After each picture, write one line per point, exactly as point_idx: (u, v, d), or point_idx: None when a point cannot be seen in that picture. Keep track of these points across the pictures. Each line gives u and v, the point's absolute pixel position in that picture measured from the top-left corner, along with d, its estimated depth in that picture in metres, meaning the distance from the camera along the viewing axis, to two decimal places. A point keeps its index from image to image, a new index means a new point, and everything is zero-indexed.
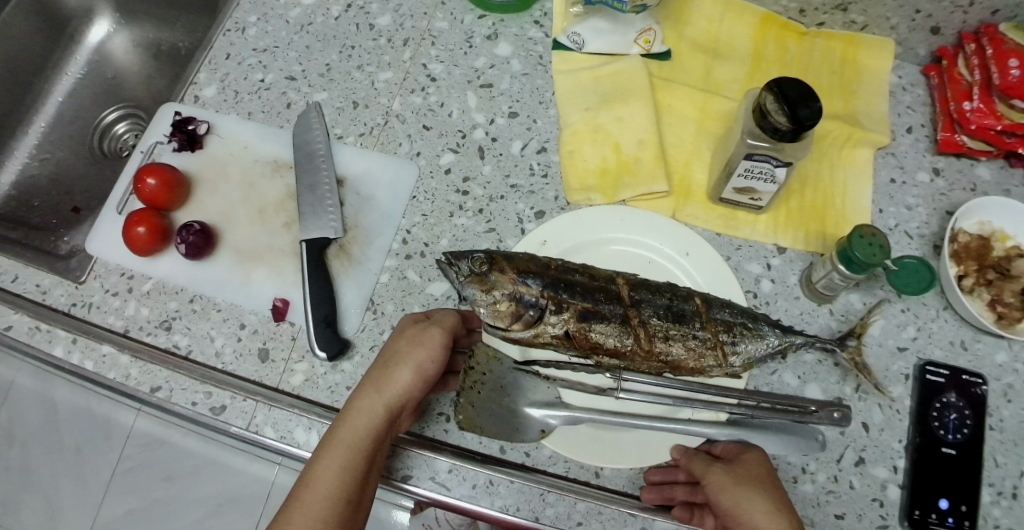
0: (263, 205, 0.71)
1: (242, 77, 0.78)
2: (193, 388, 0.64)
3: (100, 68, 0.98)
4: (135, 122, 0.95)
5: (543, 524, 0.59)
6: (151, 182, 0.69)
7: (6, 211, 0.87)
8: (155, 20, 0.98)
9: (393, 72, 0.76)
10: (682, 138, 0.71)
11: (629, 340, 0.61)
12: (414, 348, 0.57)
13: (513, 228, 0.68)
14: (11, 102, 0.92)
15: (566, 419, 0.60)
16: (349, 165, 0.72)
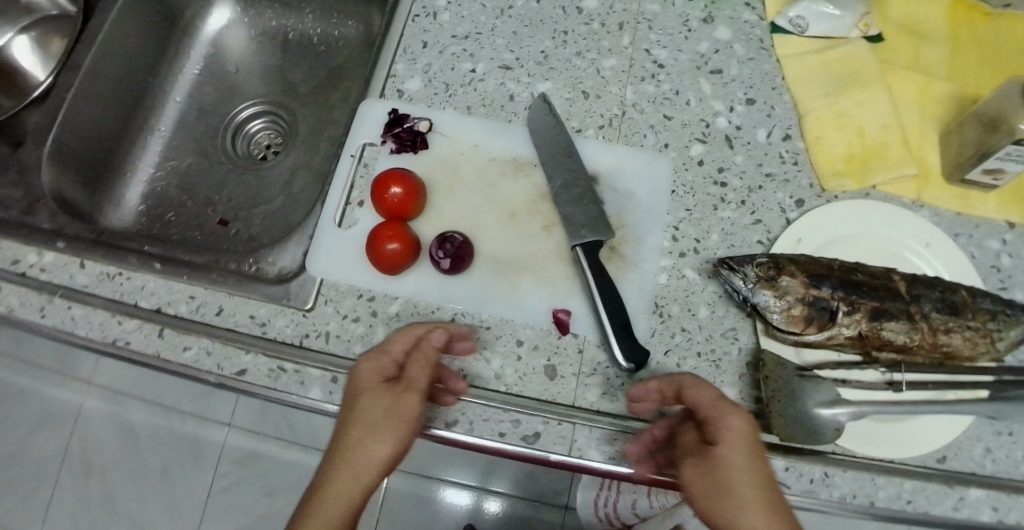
0: (512, 208, 0.67)
1: (449, 68, 0.73)
2: (496, 418, 0.61)
3: (218, 61, 0.93)
4: (268, 121, 0.90)
5: (878, 508, 0.60)
6: (394, 193, 0.64)
7: (148, 232, 0.82)
8: (277, 6, 0.92)
9: (616, 58, 0.73)
10: (909, 121, 0.72)
11: (916, 336, 0.62)
12: (405, 412, 0.53)
13: (778, 218, 0.67)
14: (133, 104, 0.87)
15: (851, 414, 0.60)
16: (596, 161, 0.68)
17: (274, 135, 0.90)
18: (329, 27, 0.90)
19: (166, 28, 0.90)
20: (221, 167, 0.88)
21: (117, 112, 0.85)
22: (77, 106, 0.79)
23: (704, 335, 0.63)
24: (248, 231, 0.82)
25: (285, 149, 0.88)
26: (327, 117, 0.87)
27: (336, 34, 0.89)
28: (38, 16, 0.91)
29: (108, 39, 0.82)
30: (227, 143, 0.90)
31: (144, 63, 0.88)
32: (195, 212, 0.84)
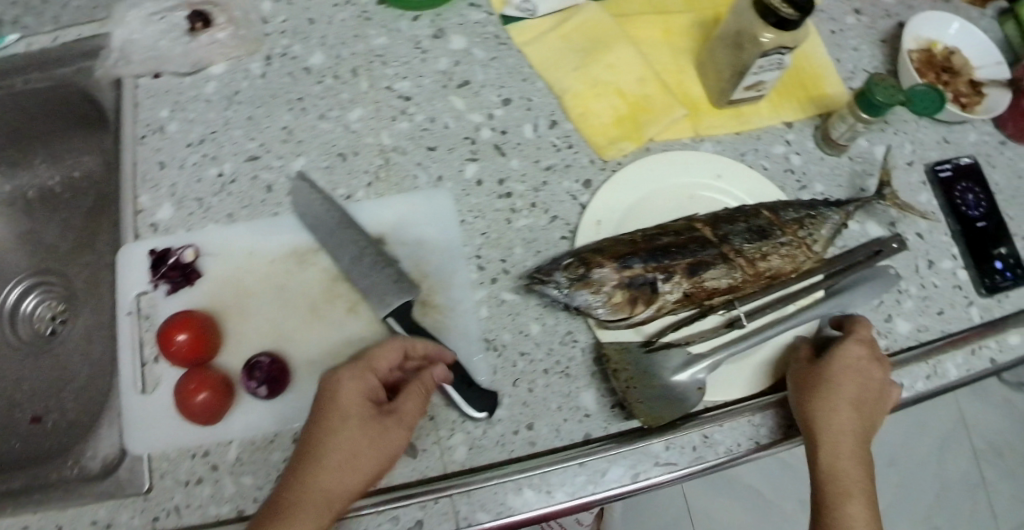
0: (310, 302, 0.62)
1: (195, 180, 0.67)
2: (376, 523, 0.57)
3: None
4: (40, 293, 0.80)
5: (764, 444, 0.60)
6: (181, 340, 0.59)
7: None
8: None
9: (361, 106, 0.69)
10: (663, 63, 0.73)
11: (737, 273, 0.63)
12: (363, 458, 0.53)
13: (572, 207, 0.66)
14: None
15: (711, 367, 0.59)
16: (377, 221, 0.64)
17: (54, 304, 0.79)
18: (71, 172, 0.81)
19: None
20: (10, 363, 0.77)
21: None
22: None
23: (544, 351, 0.62)
24: (65, 417, 0.74)
25: (74, 314, 0.78)
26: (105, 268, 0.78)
27: (83, 174, 0.81)
28: None
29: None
30: (6, 336, 0.78)
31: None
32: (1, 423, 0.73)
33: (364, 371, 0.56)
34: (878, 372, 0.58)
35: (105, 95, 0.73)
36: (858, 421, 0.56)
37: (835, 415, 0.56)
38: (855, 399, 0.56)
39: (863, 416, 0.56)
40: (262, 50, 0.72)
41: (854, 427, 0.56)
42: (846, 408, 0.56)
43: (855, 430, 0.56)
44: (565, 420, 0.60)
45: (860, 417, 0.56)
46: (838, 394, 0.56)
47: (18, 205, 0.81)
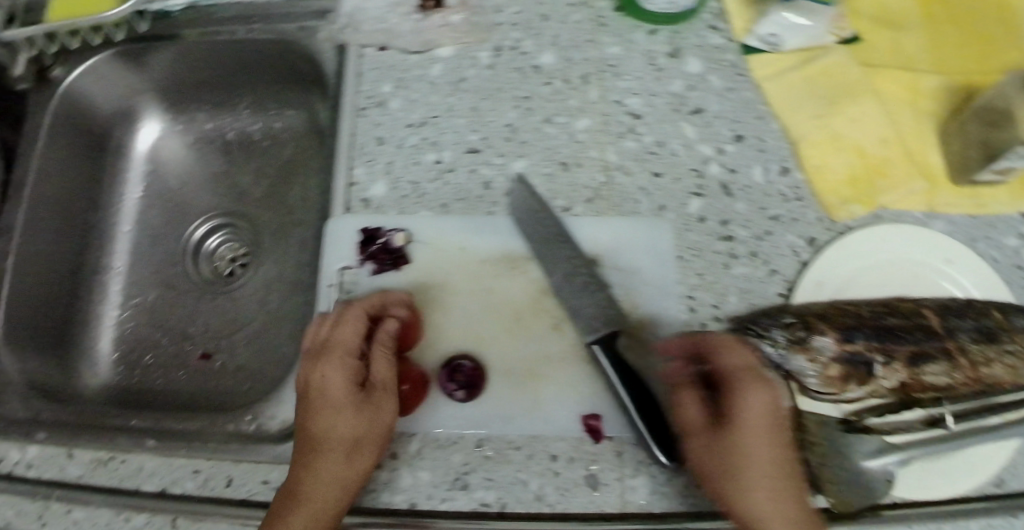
0: (515, 312, 0.61)
1: (412, 162, 0.66)
2: None
3: (159, 178, 0.83)
4: (223, 233, 0.82)
5: None
6: (388, 331, 0.58)
7: (128, 385, 0.75)
8: (209, 107, 0.83)
9: (588, 117, 0.67)
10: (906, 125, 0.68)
11: (957, 374, 0.58)
12: (412, 412, 0.59)
13: (792, 262, 0.63)
14: (79, 251, 0.78)
15: (901, 462, 0.56)
16: (593, 240, 0.63)
17: (235, 246, 0.81)
18: (275, 123, 0.82)
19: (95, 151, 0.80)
20: (188, 299, 0.80)
21: (61, 264, 0.76)
22: (21, 271, 0.71)
23: None
24: (235, 361, 0.76)
25: (253, 260, 0.80)
26: (296, 225, 0.79)
27: (283, 129, 0.82)
28: None
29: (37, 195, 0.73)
30: (184, 268, 0.81)
31: (81, 198, 0.78)
32: (173, 353, 0.77)
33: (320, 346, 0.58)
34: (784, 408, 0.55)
35: (326, 62, 0.73)
36: (775, 449, 0.54)
37: (763, 456, 0.53)
38: (772, 470, 0.53)
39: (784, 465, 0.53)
40: (491, 39, 0.70)
41: (772, 465, 0.53)
42: (765, 466, 0.53)
43: (773, 473, 0.53)
44: None
45: (781, 469, 0.53)
46: (748, 436, 0.54)
47: (218, 146, 0.83)
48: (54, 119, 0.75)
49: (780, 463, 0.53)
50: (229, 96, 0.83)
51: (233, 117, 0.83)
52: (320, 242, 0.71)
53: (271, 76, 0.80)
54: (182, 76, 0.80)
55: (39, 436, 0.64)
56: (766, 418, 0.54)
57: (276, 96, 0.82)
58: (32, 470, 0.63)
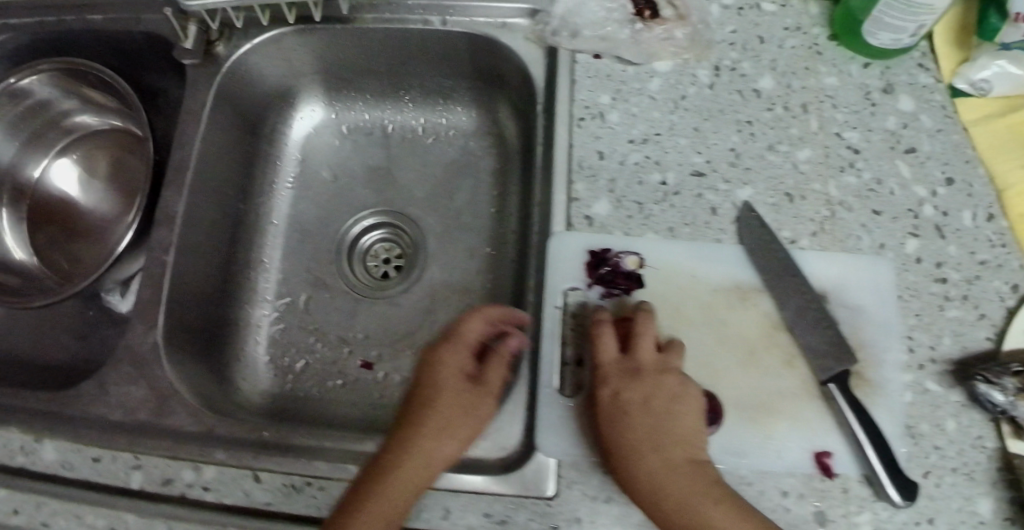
0: (749, 346, 0.61)
1: (636, 182, 0.64)
2: None
3: (313, 170, 0.79)
4: (379, 232, 0.79)
5: None
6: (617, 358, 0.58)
7: (286, 392, 0.73)
8: (370, 98, 0.80)
9: (810, 147, 0.66)
10: None
11: None
12: (662, 455, 0.52)
13: (1000, 307, 0.64)
14: (230, 242, 0.75)
15: None
16: (821, 276, 0.63)
17: (391, 247, 0.79)
18: (442, 119, 0.80)
19: (249, 139, 0.76)
20: (343, 303, 0.77)
21: (215, 256, 0.73)
22: (181, 266, 0.68)
23: (956, 450, 0.61)
24: (399, 373, 0.73)
25: (410, 265, 0.77)
26: (466, 229, 0.76)
27: (450, 125, 0.79)
28: (107, 137, 0.84)
29: (198, 179, 0.70)
30: (337, 265, 0.78)
31: (231, 188, 0.75)
32: (329, 359, 0.74)
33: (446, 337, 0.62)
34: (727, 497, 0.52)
35: (533, 69, 0.69)
36: (694, 468, 0.52)
37: (647, 467, 0.52)
38: (652, 442, 0.53)
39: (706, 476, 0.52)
40: (710, 57, 0.68)
41: (688, 470, 0.52)
42: (682, 472, 0.52)
43: (698, 475, 0.52)
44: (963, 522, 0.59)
45: (698, 482, 0.51)
46: (640, 450, 0.52)
47: (377, 136, 0.80)
48: (215, 99, 0.71)
49: (705, 476, 0.52)
50: (392, 87, 0.79)
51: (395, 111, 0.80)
52: (526, 255, 0.69)
53: (447, 69, 0.76)
54: (351, 64, 0.76)
55: (217, 456, 0.60)
56: (662, 411, 0.54)
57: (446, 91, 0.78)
58: (210, 493, 0.59)
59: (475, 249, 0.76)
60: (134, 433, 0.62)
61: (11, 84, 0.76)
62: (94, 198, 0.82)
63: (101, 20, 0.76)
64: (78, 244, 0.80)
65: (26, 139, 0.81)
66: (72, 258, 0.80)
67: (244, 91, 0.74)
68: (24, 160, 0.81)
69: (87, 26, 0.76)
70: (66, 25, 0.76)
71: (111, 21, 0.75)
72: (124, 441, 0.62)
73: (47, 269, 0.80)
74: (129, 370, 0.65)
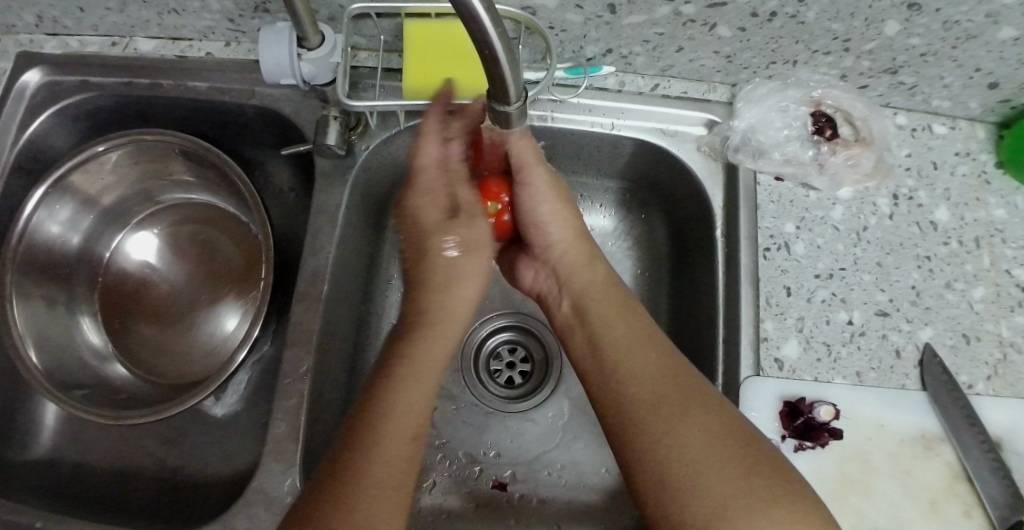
0: (932, 497, 0.60)
1: (824, 321, 0.61)
2: None
3: None
4: (505, 334, 0.74)
5: None
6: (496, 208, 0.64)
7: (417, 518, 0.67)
8: None
9: (983, 286, 0.65)
10: None
11: None
12: (623, 365, 0.52)
13: None
14: (354, 350, 0.67)
15: None
16: (998, 422, 0.63)
17: (516, 349, 0.74)
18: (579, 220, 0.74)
19: (374, 234, 0.69)
20: (472, 418, 0.70)
21: (343, 369, 0.65)
22: (315, 392, 0.60)
23: None
24: (537, 497, 0.68)
25: (540, 374, 0.73)
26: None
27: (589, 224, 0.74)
28: (198, 213, 0.72)
29: (332, 289, 0.62)
30: (459, 371, 0.72)
31: (356, 290, 0.67)
32: (464, 477, 0.68)
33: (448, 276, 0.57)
34: (638, 398, 0.50)
35: (711, 187, 0.65)
36: (656, 388, 0.50)
37: (626, 392, 0.50)
38: (619, 318, 0.56)
39: (672, 388, 0.49)
40: (889, 184, 0.66)
41: (653, 392, 0.49)
42: (643, 383, 0.50)
43: (658, 395, 0.49)
44: None
45: (665, 410, 0.48)
46: (614, 375, 0.52)
47: None
48: (351, 191, 0.62)
49: (671, 400, 0.49)
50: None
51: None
52: None
53: (595, 168, 0.71)
54: None
55: None
56: (608, 299, 0.58)
57: (586, 190, 0.73)
58: None
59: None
60: None
61: (97, 151, 0.65)
62: (198, 284, 0.70)
63: (206, 90, 0.63)
64: (169, 338, 0.68)
65: (105, 209, 0.69)
66: (170, 356, 0.68)
67: (376, 184, 0.66)
68: (100, 233, 0.70)
69: (187, 93, 0.64)
70: (162, 91, 0.64)
71: (220, 93, 0.63)
72: None
73: (134, 369, 0.68)
74: (262, 517, 0.56)
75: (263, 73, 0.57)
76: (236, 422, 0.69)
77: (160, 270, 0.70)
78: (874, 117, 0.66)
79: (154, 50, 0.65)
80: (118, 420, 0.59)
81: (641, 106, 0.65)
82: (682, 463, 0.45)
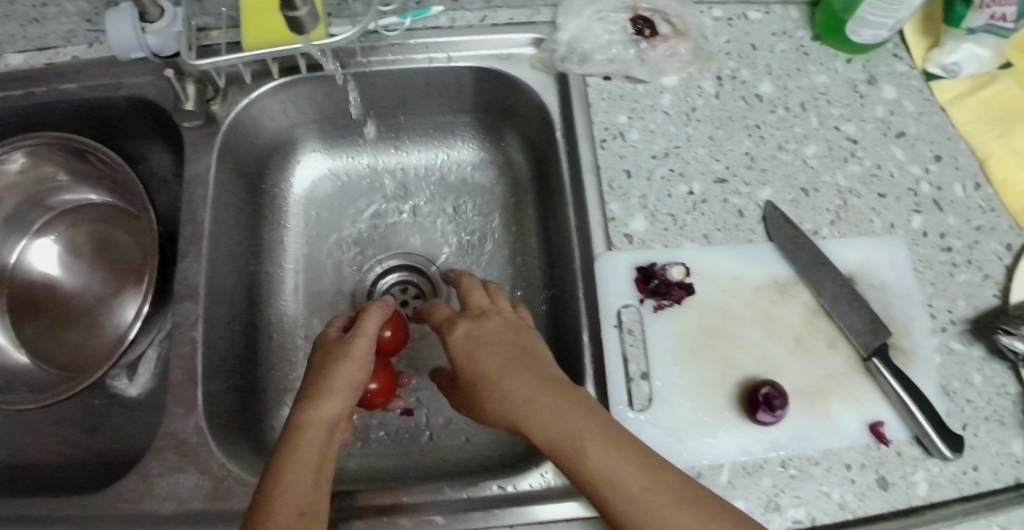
0: (795, 335, 0.64)
1: (665, 196, 0.66)
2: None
3: (316, 223, 0.77)
4: (396, 273, 0.78)
5: None
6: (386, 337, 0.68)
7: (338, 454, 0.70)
8: (382, 139, 0.79)
9: (815, 143, 0.71)
10: None
11: None
12: (571, 424, 0.49)
13: (992, 260, 0.71)
14: (249, 307, 0.71)
15: None
16: (847, 261, 0.67)
17: (408, 289, 0.78)
18: (446, 158, 0.80)
19: (253, 199, 0.73)
20: None
21: (242, 323, 0.70)
22: (209, 341, 0.64)
23: (985, 400, 0.67)
24: (444, 415, 0.73)
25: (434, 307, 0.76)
26: (491, 260, 0.77)
27: (456, 160, 0.80)
28: (85, 214, 0.77)
29: (212, 247, 0.66)
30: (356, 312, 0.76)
31: (242, 251, 0.72)
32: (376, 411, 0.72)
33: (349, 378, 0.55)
34: (611, 464, 0.47)
35: (547, 97, 0.70)
36: (618, 457, 0.48)
37: (594, 462, 0.48)
38: (533, 391, 0.52)
39: (625, 454, 0.48)
40: (712, 68, 0.72)
41: (620, 459, 0.48)
42: (615, 459, 0.48)
43: (615, 471, 0.47)
44: (1000, 462, 0.65)
45: (635, 479, 0.47)
46: (581, 445, 0.49)
47: (386, 177, 0.80)
48: (218, 157, 0.68)
49: (628, 452, 0.48)
50: (391, 131, 0.79)
51: (403, 155, 0.80)
52: (564, 279, 0.69)
53: (449, 107, 0.77)
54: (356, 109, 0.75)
55: None
56: (532, 382, 0.53)
57: (449, 129, 0.79)
58: None
59: (505, 283, 0.76)
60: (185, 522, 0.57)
61: None
62: (97, 278, 0.75)
63: (76, 89, 0.69)
64: (77, 332, 0.73)
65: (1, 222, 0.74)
66: (83, 350, 0.73)
67: (244, 150, 0.71)
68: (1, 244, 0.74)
69: (62, 96, 0.69)
70: (37, 98, 0.69)
71: (88, 90, 0.69)
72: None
73: (45, 364, 0.72)
74: (173, 459, 0.60)
75: (115, 48, 0.62)
76: (155, 396, 0.73)
77: (60, 274, 0.75)
78: (684, 9, 0.73)
79: (23, 62, 0.70)
80: (34, 405, 0.64)
81: (472, 37, 0.71)
82: (646, 514, 0.45)
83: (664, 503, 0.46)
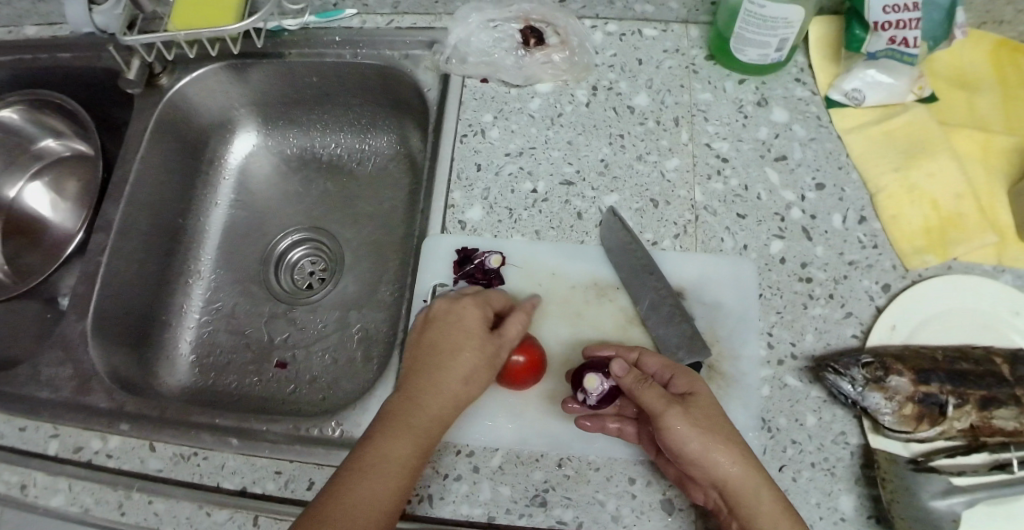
0: (602, 337, 0.64)
1: (508, 190, 0.70)
2: None
3: (247, 191, 0.90)
4: (306, 246, 0.88)
5: None
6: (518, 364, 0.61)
7: (206, 389, 0.79)
8: (312, 125, 0.90)
9: (678, 157, 0.70)
10: (959, 181, 0.68)
11: None
12: (746, 465, 0.54)
13: (860, 298, 0.65)
14: (167, 252, 0.84)
15: (966, 501, 0.57)
16: (681, 274, 0.66)
17: (317, 262, 0.87)
18: (364, 147, 0.89)
19: (191, 163, 0.87)
20: (268, 309, 0.84)
21: (154, 263, 0.82)
22: (113, 269, 0.77)
23: (815, 445, 0.61)
24: (311, 372, 0.79)
25: (333, 276, 0.86)
26: (382, 241, 0.85)
27: (373, 150, 0.88)
28: (62, 159, 0.90)
29: (134, 194, 0.79)
30: (263, 272, 0.87)
31: (172, 204, 0.85)
32: (252, 359, 0.81)
33: (459, 397, 0.58)
34: (763, 498, 0.53)
35: (430, 94, 0.77)
36: (776, 500, 0.53)
37: (764, 501, 0.53)
38: (725, 434, 0.54)
39: (749, 466, 0.54)
40: (589, 79, 0.75)
41: (779, 501, 0.53)
42: (768, 499, 0.53)
43: (776, 501, 0.53)
44: (819, 516, 0.58)
45: (781, 507, 0.53)
46: (751, 490, 0.53)
47: (314, 160, 0.90)
48: (157, 122, 0.81)
49: (757, 469, 0.54)
50: (319, 118, 0.89)
51: (329, 140, 0.90)
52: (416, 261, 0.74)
53: (366, 101, 0.85)
54: (287, 96, 0.87)
55: (119, 427, 0.68)
56: (727, 426, 0.55)
57: (368, 121, 0.88)
58: (112, 460, 0.67)
59: (389, 264, 0.83)
60: (55, 406, 0.70)
61: None
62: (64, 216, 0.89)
63: (69, 59, 0.84)
64: (38, 255, 0.87)
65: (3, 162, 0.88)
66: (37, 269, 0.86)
67: (189, 120, 0.85)
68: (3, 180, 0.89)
69: (58, 64, 0.85)
70: (40, 62, 0.85)
71: (77, 61, 0.84)
72: (46, 413, 0.69)
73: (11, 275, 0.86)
74: (58, 355, 0.73)
75: (76, 22, 0.81)
76: None
77: (49, 214, 0.89)
78: (572, 22, 0.76)
79: (35, 33, 0.87)
80: None
81: (377, 36, 0.79)
82: None
83: (767, 503, 0.53)
